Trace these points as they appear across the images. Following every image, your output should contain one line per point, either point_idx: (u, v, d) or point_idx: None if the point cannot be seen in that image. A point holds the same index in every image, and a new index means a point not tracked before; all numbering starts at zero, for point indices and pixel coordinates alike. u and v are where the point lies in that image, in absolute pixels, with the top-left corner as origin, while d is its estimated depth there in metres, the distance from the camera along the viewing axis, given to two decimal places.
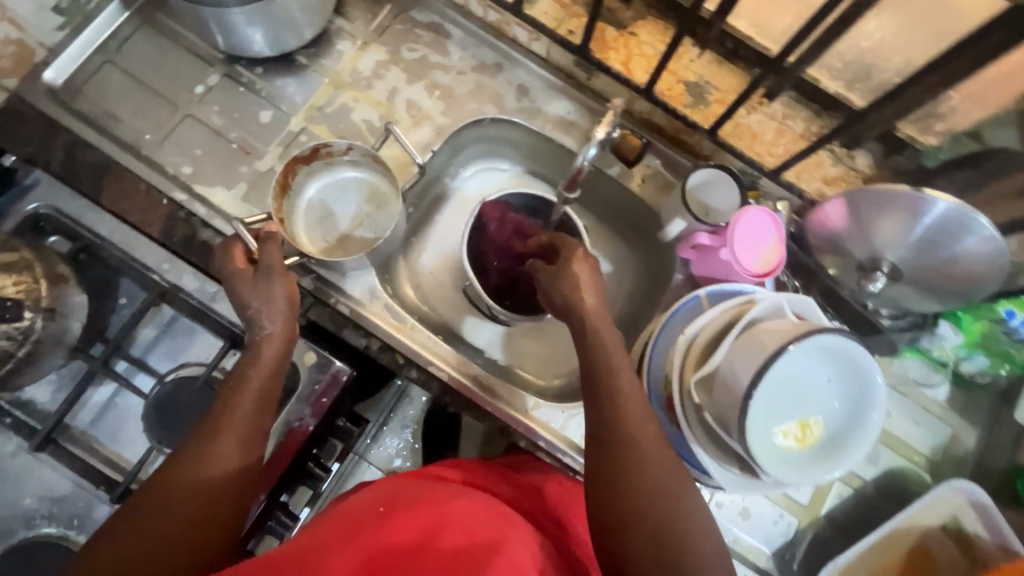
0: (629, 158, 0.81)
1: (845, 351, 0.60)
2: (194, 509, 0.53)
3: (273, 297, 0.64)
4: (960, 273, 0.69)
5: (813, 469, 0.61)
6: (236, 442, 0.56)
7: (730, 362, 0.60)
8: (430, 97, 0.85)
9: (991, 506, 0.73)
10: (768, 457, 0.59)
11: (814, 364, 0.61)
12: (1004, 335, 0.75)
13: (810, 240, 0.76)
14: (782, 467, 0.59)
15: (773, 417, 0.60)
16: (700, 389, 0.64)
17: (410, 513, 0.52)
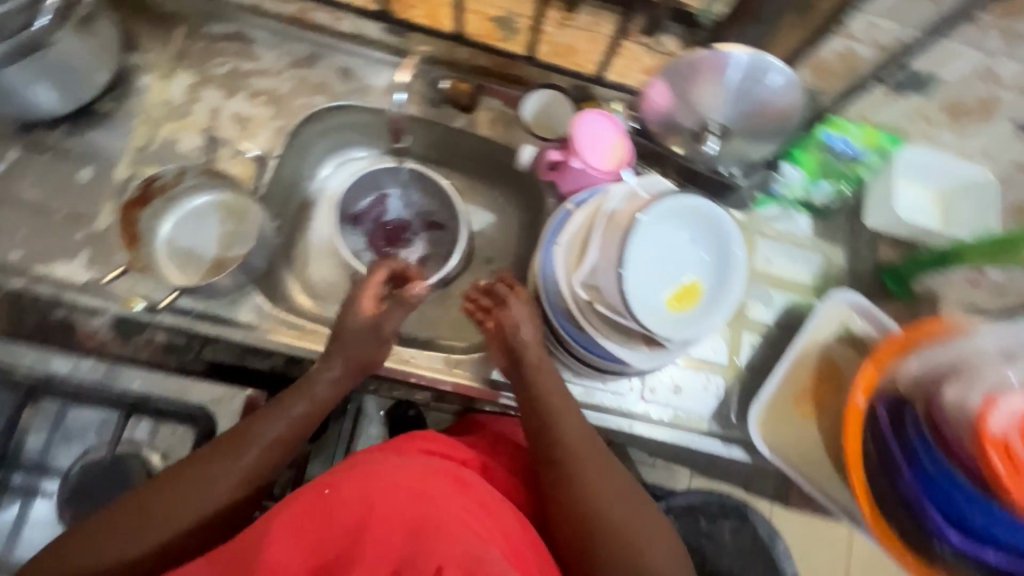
0: (464, 102, 0.83)
1: (693, 210, 0.68)
2: (195, 513, 0.57)
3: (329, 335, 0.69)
4: (771, 112, 0.79)
5: (702, 323, 0.67)
6: (253, 465, 0.61)
7: (602, 251, 0.67)
8: (255, 105, 0.83)
9: (868, 303, 0.81)
10: (657, 324, 0.65)
11: (674, 230, 0.68)
12: (832, 157, 0.85)
13: (651, 129, 0.82)
14: (672, 326, 0.66)
15: (651, 284, 0.66)
16: (586, 287, 0.68)
17: (354, 489, 0.52)
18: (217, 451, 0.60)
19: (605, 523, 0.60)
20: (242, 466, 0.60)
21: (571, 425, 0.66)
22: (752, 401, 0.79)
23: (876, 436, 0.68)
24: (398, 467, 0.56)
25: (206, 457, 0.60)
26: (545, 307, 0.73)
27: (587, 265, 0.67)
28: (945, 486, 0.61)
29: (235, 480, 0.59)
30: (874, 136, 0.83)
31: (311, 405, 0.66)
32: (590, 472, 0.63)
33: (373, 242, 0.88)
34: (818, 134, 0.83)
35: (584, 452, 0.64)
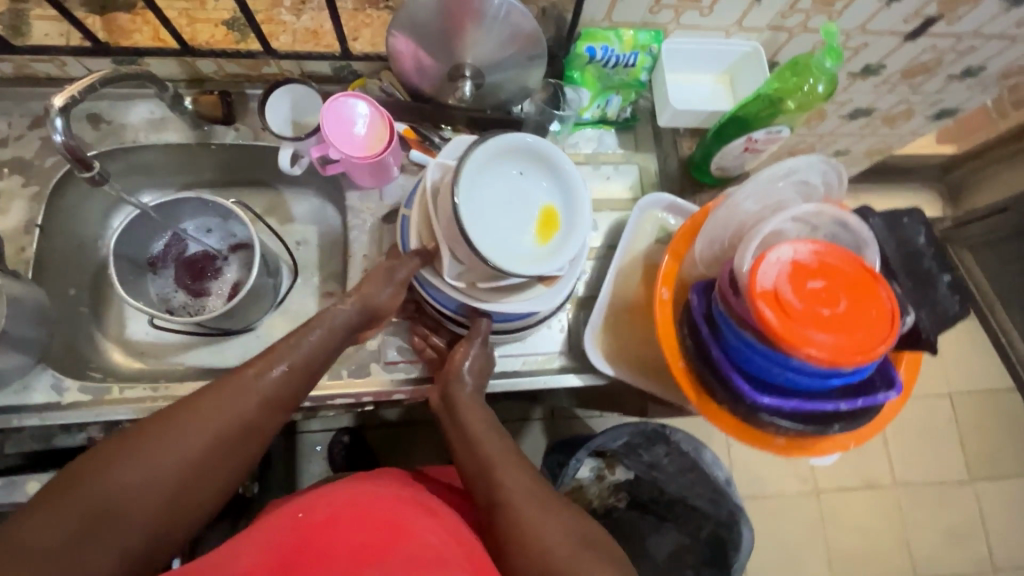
0: (215, 112, 0.80)
1: (503, 147, 0.67)
2: (202, 446, 0.52)
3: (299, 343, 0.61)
4: (517, 43, 0.75)
5: (569, 241, 0.67)
6: (251, 412, 0.56)
7: (450, 233, 0.66)
8: (2, 178, 0.78)
9: (675, 199, 0.81)
10: (529, 266, 0.65)
11: (495, 174, 0.68)
12: (605, 69, 0.83)
13: (415, 85, 0.81)
14: (552, 256, 0.67)
15: (508, 233, 0.67)
16: (458, 275, 0.68)
17: (323, 511, 0.59)
18: (211, 393, 0.55)
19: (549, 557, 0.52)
20: (241, 410, 0.55)
21: (507, 459, 0.62)
22: (585, 327, 0.78)
23: (691, 323, 0.66)
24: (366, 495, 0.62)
25: (216, 389, 0.55)
26: (431, 302, 0.74)
27: (448, 258, 0.67)
28: (748, 354, 0.60)
29: (233, 421, 0.54)
30: (635, 38, 0.80)
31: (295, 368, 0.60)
32: (525, 504, 0.57)
33: (181, 279, 0.85)
34: (581, 51, 0.80)
35: (518, 489, 0.58)
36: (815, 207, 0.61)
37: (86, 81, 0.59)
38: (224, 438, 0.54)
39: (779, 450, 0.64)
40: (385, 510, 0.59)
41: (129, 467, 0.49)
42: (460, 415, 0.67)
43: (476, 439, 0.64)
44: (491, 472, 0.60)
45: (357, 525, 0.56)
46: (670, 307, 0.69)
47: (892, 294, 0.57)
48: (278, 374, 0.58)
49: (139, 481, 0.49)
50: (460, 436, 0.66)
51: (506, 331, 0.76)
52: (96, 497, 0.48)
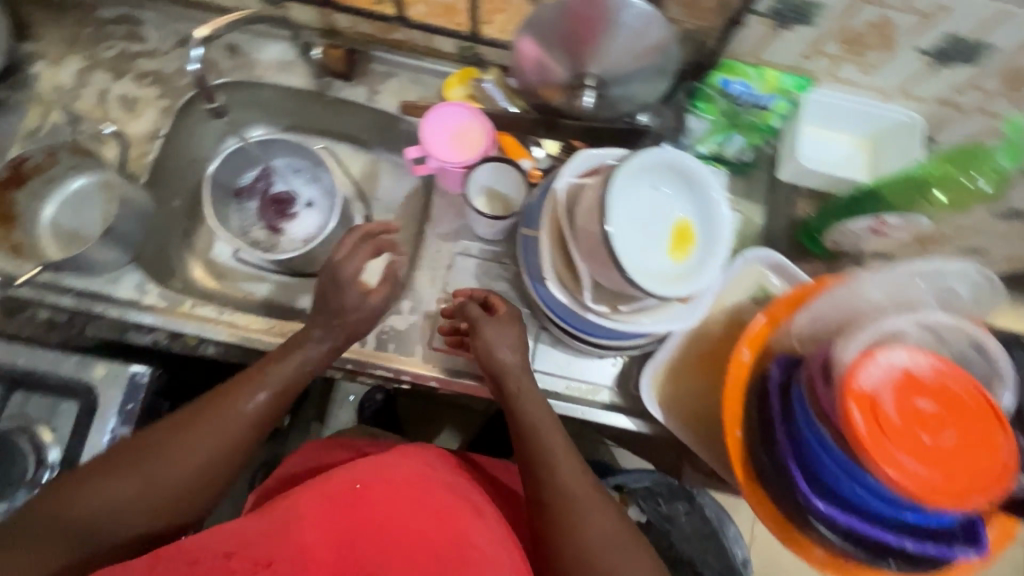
0: (341, 68, 0.82)
1: (646, 163, 0.63)
2: (177, 477, 0.55)
3: (305, 350, 0.65)
4: (643, 52, 0.71)
5: (710, 261, 0.64)
6: (235, 439, 0.58)
7: (588, 259, 0.62)
8: (142, 86, 0.84)
9: (781, 260, 0.75)
10: (672, 288, 0.61)
11: (632, 189, 0.62)
12: (736, 106, 0.77)
13: (532, 80, 0.77)
14: (702, 271, 0.63)
15: (650, 253, 0.63)
16: (601, 301, 0.65)
17: (384, 492, 0.53)
18: (188, 427, 0.57)
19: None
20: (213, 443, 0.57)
21: (564, 450, 0.61)
22: (647, 362, 0.74)
23: (762, 396, 0.62)
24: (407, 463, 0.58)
25: (207, 413, 0.58)
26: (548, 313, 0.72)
27: (588, 283, 0.63)
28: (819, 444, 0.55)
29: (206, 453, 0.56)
30: (779, 80, 0.74)
31: (277, 394, 0.62)
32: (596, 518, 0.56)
33: (263, 216, 0.88)
34: (715, 82, 0.75)
35: (586, 491, 0.58)
36: (954, 321, 0.54)
37: (227, 16, 0.62)
38: (201, 476, 0.56)
39: (814, 560, 0.57)
40: (446, 494, 0.56)
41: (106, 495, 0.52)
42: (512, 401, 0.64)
43: (547, 433, 0.61)
44: (565, 491, 0.58)
45: (409, 505, 0.52)
46: (745, 371, 0.63)
47: (1013, 446, 0.50)
48: (263, 399, 0.61)
49: (114, 506, 0.52)
50: (530, 433, 0.62)
51: (603, 345, 0.73)
52: (81, 516, 0.51)
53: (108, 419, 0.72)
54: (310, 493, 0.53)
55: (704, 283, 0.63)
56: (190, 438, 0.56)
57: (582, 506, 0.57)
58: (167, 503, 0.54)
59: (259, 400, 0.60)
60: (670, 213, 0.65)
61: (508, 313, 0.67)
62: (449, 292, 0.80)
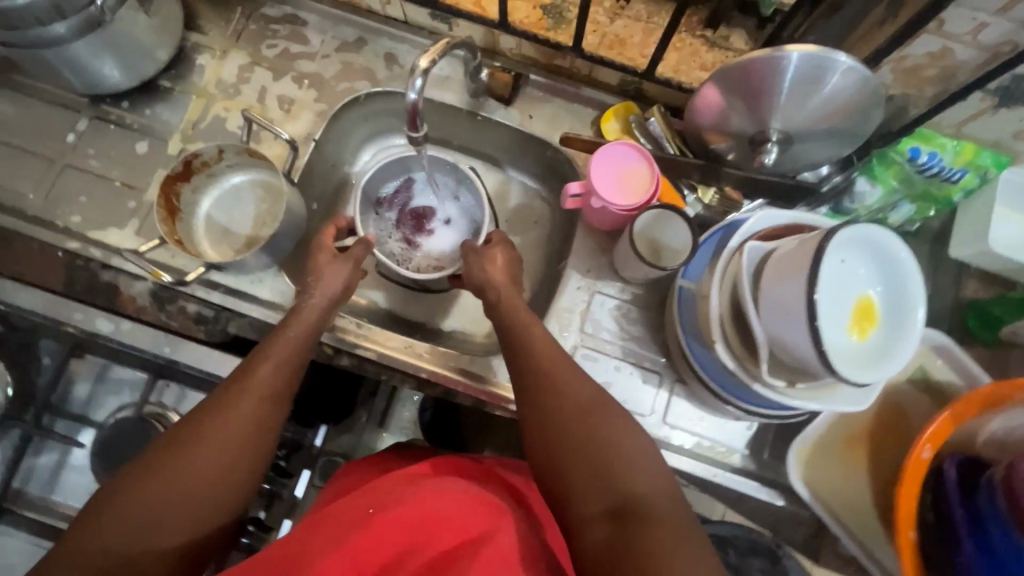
0: (504, 94, 0.81)
1: (843, 239, 0.58)
2: (209, 471, 0.48)
3: (303, 310, 0.64)
4: (837, 111, 0.66)
5: (899, 348, 0.60)
6: (255, 412, 0.52)
7: (772, 333, 0.60)
8: (300, 88, 0.84)
9: (951, 345, 0.70)
10: (862, 376, 0.57)
11: (826, 265, 0.58)
12: (917, 175, 0.72)
13: (702, 124, 0.74)
14: (889, 359, 0.59)
15: (838, 334, 0.59)
16: (775, 375, 0.62)
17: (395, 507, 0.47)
18: (187, 428, 0.50)
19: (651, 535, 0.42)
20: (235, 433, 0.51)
21: (582, 405, 0.51)
22: (795, 436, 0.71)
23: (937, 495, 0.60)
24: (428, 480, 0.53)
25: (204, 410, 0.52)
26: (701, 374, 0.70)
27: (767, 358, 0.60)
28: (1004, 551, 0.53)
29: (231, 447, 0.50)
30: (977, 155, 0.69)
31: (279, 366, 0.56)
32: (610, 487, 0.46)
33: (400, 228, 0.88)
34: (903, 149, 0.70)
35: (606, 449, 0.48)
36: None
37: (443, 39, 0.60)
38: (223, 469, 0.49)
39: None
40: (460, 499, 0.49)
41: (131, 514, 0.45)
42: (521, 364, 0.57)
43: (537, 364, 0.55)
44: (585, 452, 0.48)
45: (417, 523, 0.46)
46: (921, 467, 0.59)
47: None
48: (267, 371, 0.55)
49: (135, 527, 0.45)
50: (532, 378, 0.54)
51: (753, 413, 0.70)
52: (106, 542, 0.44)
53: None
54: (325, 526, 0.47)
55: (889, 371, 0.59)
56: (206, 424, 0.50)
57: (574, 420, 0.50)
58: (202, 502, 0.48)
59: (264, 377, 0.55)
60: (862, 288, 0.61)
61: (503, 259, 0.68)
62: (585, 330, 0.78)
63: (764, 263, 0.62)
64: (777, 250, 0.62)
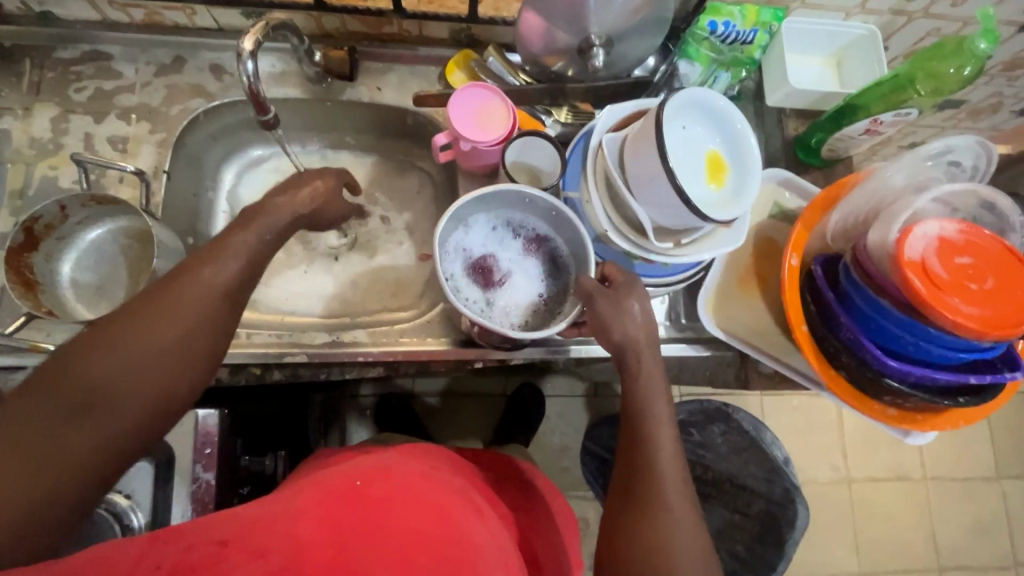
0: (346, 71, 0.81)
1: (676, 107, 0.68)
2: (172, 336, 0.48)
3: (259, 216, 0.58)
4: (641, 4, 0.74)
5: (747, 179, 0.70)
6: (219, 290, 0.51)
7: (647, 205, 0.67)
8: (130, 123, 0.79)
9: (791, 176, 0.83)
10: (725, 211, 0.67)
11: (670, 132, 0.67)
12: (722, 44, 0.83)
13: (535, 47, 0.79)
14: (745, 191, 0.70)
15: (697, 184, 0.68)
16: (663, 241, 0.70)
17: (385, 487, 0.51)
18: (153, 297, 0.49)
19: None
20: (202, 305, 0.50)
21: (677, 501, 0.56)
22: (700, 289, 0.81)
23: (814, 290, 0.70)
24: (422, 472, 0.57)
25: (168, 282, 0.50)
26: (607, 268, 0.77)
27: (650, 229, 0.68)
28: (881, 320, 0.63)
29: (197, 317, 0.49)
30: (758, 13, 0.80)
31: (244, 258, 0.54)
32: None
33: (472, 289, 0.76)
34: (703, 25, 0.80)
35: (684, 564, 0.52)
36: (964, 188, 0.63)
37: (260, 24, 0.66)
38: (188, 333, 0.49)
39: (888, 419, 0.68)
40: (443, 494, 0.54)
41: (108, 356, 0.46)
42: (649, 420, 0.59)
43: (648, 440, 0.58)
44: (663, 555, 0.53)
45: (410, 503, 0.50)
46: (796, 274, 0.72)
47: None
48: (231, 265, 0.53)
49: (103, 377, 0.45)
50: (644, 443, 0.58)
51: (659, 285, 0.78)
52: (86, 379, 0.45)
53: (188, 466, 0.69)
54: (312, 491, 0.51)
55: (748, 200, 0.69)
56: (165, 292, 0.49)
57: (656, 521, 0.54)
58: (168, 360, 0.48)
59: (231, 268, 0.53)
60: (704, 147, 0.70)
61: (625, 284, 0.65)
62: None
63: (622, 149, 0.70)
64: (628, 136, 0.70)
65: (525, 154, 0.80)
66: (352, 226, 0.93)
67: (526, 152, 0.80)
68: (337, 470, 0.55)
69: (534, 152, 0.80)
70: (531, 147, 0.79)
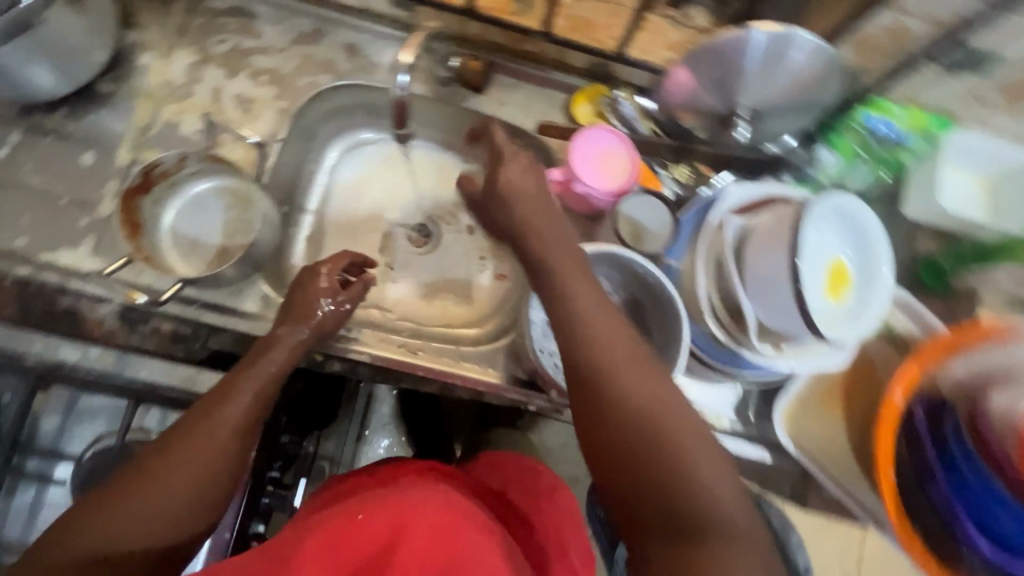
0: (477, 82, 0.79)
1: (818, 211, 0.63)
2: (188, 488, 0.48)
3: (280, 339, 0.61)
4: (801, 87, 0.70)
5: (871, 300, 0.65)
6: (234, 434, 0.52)
7: (761, 306, 0.63)
8: (257, 85, 0.80)
9: (912, 299, 0.74)
10: (846, 333, 0.63)
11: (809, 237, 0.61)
12: (873, 141, 0.77)
13: (675, 104, 0.77)
14: (869, 313, 0.65)
15: (823, 296, 0.62)
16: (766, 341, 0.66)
17: (386, 514, 0.48)
18: (168, 451, 0.49)
19: (688, 536, 0.43)
20: (218, 451, 0.50)
21: (707, 490, 0.44)
22: (780, 393, 0.75)
23: (910, 439, 0.66)
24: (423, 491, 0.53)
25: (184, 430, 0.50)
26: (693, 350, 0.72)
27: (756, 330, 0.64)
28: (981, 491, 0.61)
29: (212, 463, 0.49)
30: (920, 119, 0.75)
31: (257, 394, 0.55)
32: None
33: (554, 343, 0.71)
34: (858, 116, 0.76)
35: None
36: None
37: (415, 36, 0.66)
38: (203, 485, 0.48)
39: None
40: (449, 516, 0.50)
41: (117, 517, 0.45)
42: (671, 485, 0.44)
43: (639, 441, 0.45)
44: None
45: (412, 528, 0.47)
46: (896, 414, 0.65)
47: None
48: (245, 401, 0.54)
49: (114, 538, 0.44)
50: (635, 441, 0.45)
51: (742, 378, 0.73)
52: (91, 550, 0.43)
53: None
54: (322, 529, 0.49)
55: (868, 323, 0.64)
56: (178, 438, 0.49)
57: (627, 402, 0.47)
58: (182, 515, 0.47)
59: (247, 402, 0.54)
60: (835, 255, 0.65)
61: (590, 297, 0.52)
62: None
63: (745, 240, 0.66)
64: (756, 227, 0.65)
65: (638, 210, 0.74)
66: (437, 230, 0.91)
67: (641, 207, 0.74)
68: (343, 506, 0.53)
69: (649, 210, 0.74)
70: (645, 203, 0.74)
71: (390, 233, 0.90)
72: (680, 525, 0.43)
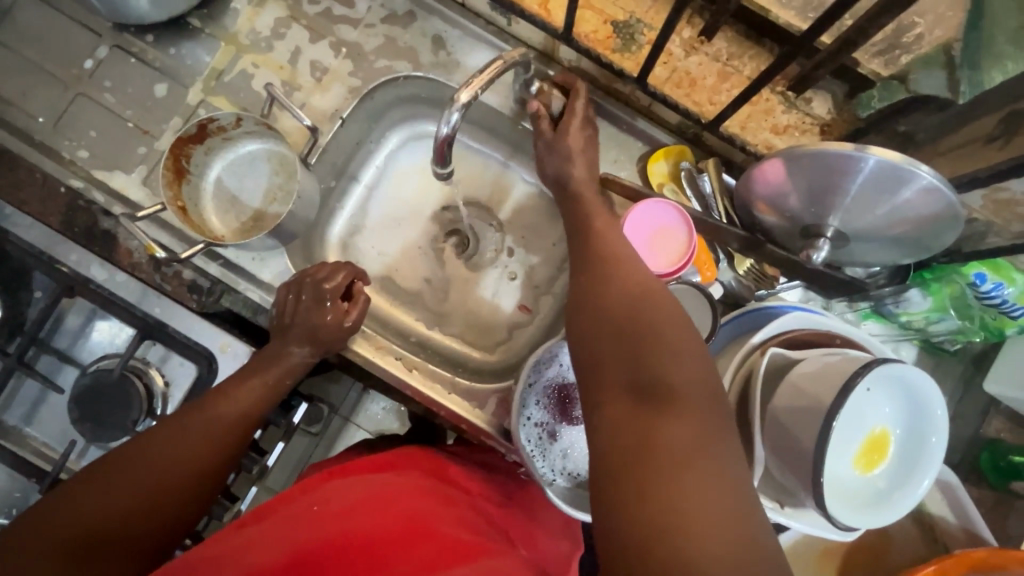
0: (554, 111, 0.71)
1: (880, 377, 0.52)
2: (190, 461, 0.58)
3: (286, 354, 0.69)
4: (908, 222, 0.59)
5: (903, 487, 0.56)
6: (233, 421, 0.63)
7: (771, 453, 0.56)
8: (336, 56, 0.77)
9: (957, 486, 0.70)
10: (857, 516, 0.54)
11: (849, 405, 0.52)
12: (974, 299, 0.67)
13: (756, 193, 0.65)
14: (895, 500, 0.56)
15: (845, 467, 0.54)
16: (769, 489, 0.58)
17: (344, 501, 0.53)
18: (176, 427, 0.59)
19: (658, 460, 0.37)
20: (219, 436, 0.61)
21: (685, 366, 0.43)
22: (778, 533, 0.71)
23: None
24: (382, 484, 0.57)
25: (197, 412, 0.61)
26: None
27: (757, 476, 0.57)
28: None
29: (212, 448, 0.60)
30: None
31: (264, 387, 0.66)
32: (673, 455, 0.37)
33: (541, 412, 0.67)
34: (967, 272, 0.64)
35: (688, 424, 0.39)
36: None
37: (482, 76, 0.61)
38: (205, 464, 0.59)
39: None
40: (405, 504, 0.54)
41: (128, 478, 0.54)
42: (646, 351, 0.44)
43: (637, 327, 0.45)
44: (670, 422, 0.39)
45: (370, 513, 0.51)
46: None
47: None
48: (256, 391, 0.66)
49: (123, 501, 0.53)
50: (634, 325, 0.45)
51: None
52: (96, 508, 0.52)
53: None
54: (276, 518, 0.51)
55: (889, 514, 0.55)
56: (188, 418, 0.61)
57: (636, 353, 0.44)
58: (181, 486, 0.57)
59: (255, 394, 0.65)
60: (885, 424, 0.56)
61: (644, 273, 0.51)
62: None
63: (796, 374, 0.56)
64: (801, 364, 0.56)
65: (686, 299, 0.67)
66: (476, 242, 0.88)
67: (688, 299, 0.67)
68: (324, 488, 0.57)
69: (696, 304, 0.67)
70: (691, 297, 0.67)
71: (429, 232, 0.88)
72: (660, 446, 0.38)
